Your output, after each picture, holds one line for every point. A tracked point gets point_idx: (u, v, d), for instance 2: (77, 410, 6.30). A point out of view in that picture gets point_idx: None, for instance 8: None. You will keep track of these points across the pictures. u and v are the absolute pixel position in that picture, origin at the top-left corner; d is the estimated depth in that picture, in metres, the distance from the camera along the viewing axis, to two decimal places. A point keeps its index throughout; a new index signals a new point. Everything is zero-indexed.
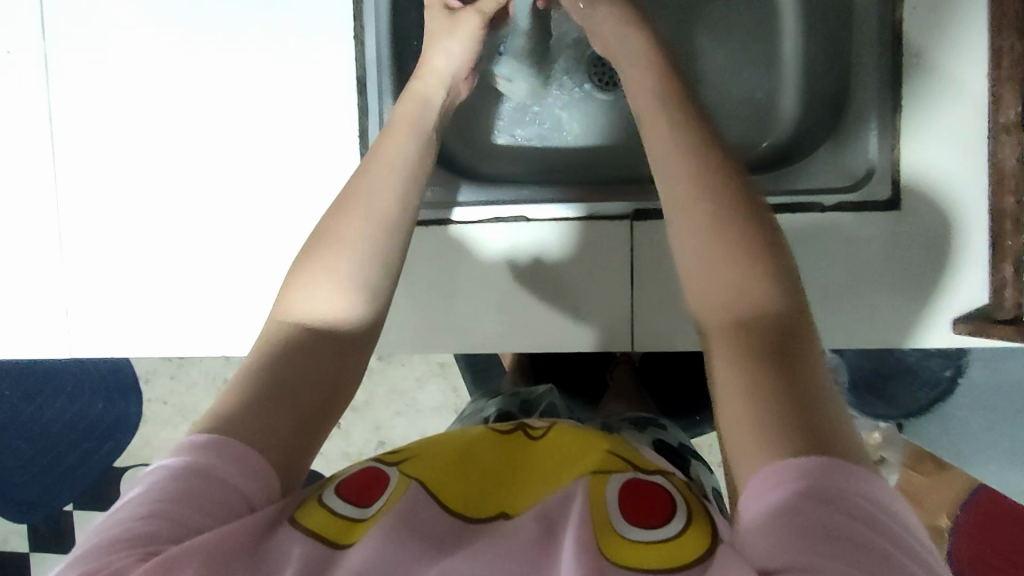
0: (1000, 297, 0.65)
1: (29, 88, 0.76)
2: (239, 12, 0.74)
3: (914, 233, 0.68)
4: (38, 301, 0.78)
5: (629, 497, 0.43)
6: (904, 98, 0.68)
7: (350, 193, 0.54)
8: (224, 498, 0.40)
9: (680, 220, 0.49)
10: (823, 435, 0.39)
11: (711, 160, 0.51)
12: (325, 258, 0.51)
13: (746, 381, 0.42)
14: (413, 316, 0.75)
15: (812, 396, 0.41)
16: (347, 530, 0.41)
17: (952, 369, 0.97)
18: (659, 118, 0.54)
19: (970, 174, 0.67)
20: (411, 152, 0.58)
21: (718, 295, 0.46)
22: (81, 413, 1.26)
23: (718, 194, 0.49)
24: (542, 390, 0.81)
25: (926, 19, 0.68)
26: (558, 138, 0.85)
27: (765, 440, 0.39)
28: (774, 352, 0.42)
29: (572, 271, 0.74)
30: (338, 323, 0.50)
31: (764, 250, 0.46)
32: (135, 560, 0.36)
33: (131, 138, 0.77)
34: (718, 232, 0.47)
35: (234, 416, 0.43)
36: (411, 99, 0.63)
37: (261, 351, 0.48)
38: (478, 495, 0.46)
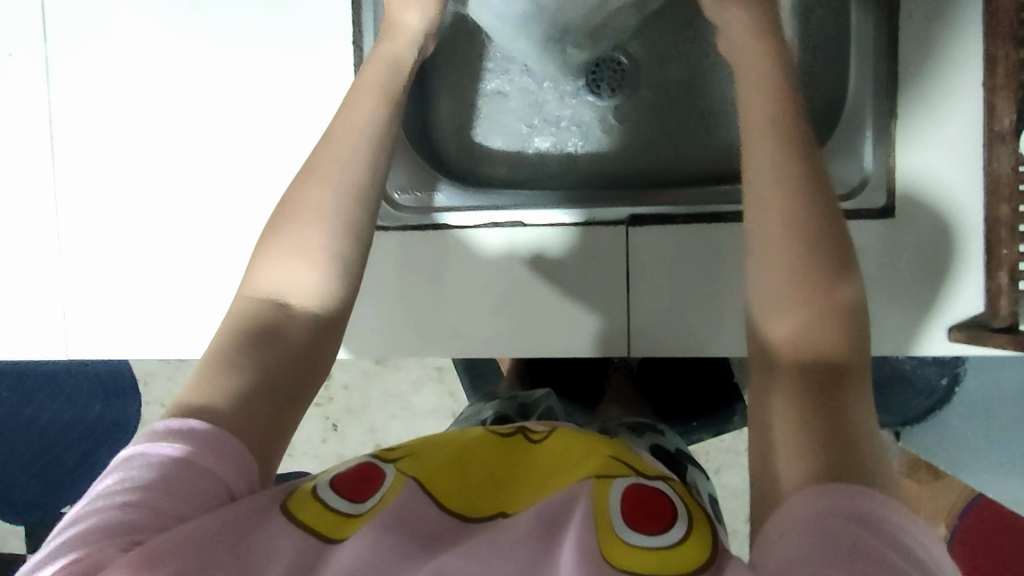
0: (994, 305, 0.65)
1: (27, 86, 0.77)
2: (236, 14, 0.75)
3: (913, 242, 0.68)
4: (37, 300, 0.78)
5: (630, 500, 0.42)
6: (900, 108, 0.69)
7: (315, 167, 0.54)
8: (207, 486, 0.40)
9: (758, 231, 0.50)
10: (860, 465, 0.40)
11: (808, 180, 0.50)
12: (291, 232, 0.51)
13: (795, 403, 0.44)
14: (409, 318, 0.76)
15: (855, 431, 0.42)
16: (340, 524, 0.41)
17: (948, 378, 0.96)
18: (763, 113, 0.54)
19: (966, 181, 0.68)
20: (377, 116, 0.57)
21: (777, 314, 0.48)
22: (79, 414, 1.26)
23: (800, 211, 0.49)
24: (539, 395, 0.82)
25: (921, 28, 0.68)
26: (551, 144, 0.85)
27: (804, 463, 0.41)
28: (824, 379, 0.44)
29: (570, 274, 0.73)
30: (308, 299, 0.50)
31: (834, 278, 0.47)
32: (116, 548, 0.36)
33: (155, 129, 0.77)
34: (789, 250, 0.48)
35: (211, 399, 0.43)
36: (380, 58, 0.63)
37: (230, 328, 0.48)
38: (477, 495, 0.46)
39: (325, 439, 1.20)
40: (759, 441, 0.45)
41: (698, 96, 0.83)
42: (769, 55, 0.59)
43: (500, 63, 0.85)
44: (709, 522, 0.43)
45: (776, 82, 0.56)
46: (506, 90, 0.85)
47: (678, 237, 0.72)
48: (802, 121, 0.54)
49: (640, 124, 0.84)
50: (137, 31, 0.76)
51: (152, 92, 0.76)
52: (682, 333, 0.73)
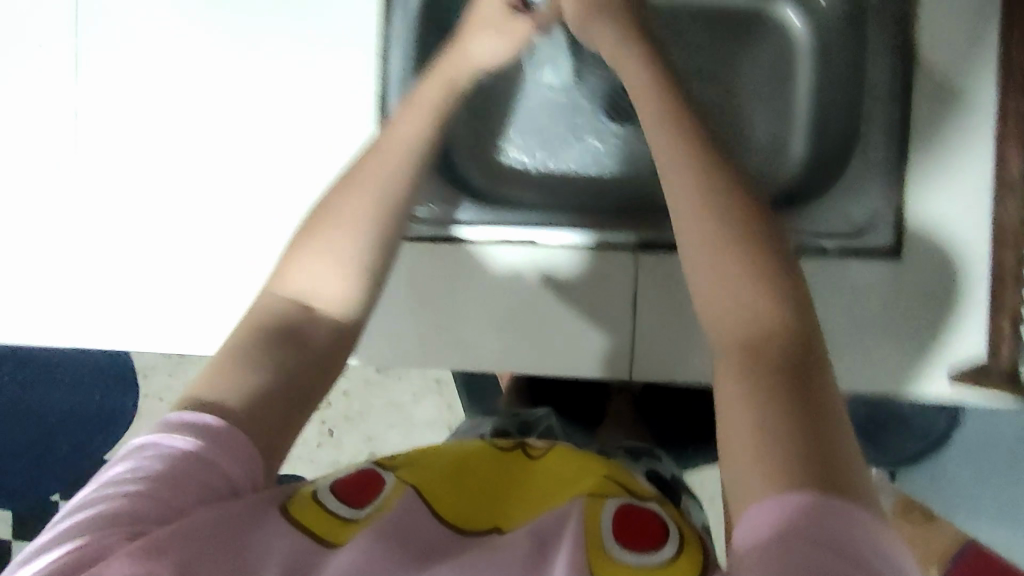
0: (995, 352, 0.66)
1: (51, 77, 0.78)
2: (267, 22, 0.77)
3: (918, 285, 0.69)
4: (40, 289, 0.78)
5: (623, 521, 0.42)
6: (913, 150, 0.70)
7: (359, 176, 0.53)
8: (213, 482, 0.41)
9: (691, 238, 0.49)
10: (830, 465, 0.40)
11: (725, 185, 0.50)
12: (327, 236, 0.51)
13: (763, 412, 0.42)
14: (418, 332, 0.76)
15: (820, 424, 0.42)
16: (339, 528, 0.42)
17: (945, 422, 0.98)
18: (666, 124, 0.54)
19: (973, 227, 0.68)
20: (423, 134, 0.56)
21: (727, 319, 0.47)
22: (77, 405, 1.27)
23: (723, 212, 0.49)
24: (540, 414, 0.84)
25: (939, 74, 0.69)
26: (570, 165, 0.86)
27: (776, 472, 0.40)
28: (784, 374, 0.44)
29: (578, 294, 0.74)
30: (332, 308, 0.50)
31: (777, 271, 0.47)
32: (120, 538, 0.37)
33: (148, 123, 0.78)
34: (727, 253, 0.48)
35: (227, 395, 0.44)
36: (437, 80, 0.61)
37: (254, 326, 0.48)
38: (474, 507, 0.46)
39: (320, 445, 1.20)
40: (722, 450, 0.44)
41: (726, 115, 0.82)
42: (645, 58, 0.59)
43: (531, 82, 0.87)
44: (704, 548, 0.43)
45: (662, 90, 0.56)
46: (533, 107, 0.87)
47: None
48: (706, 131, 0.54)
49: None
50: (150, 29, 0.77)
51: (130, 90, 0.78)
52: (683, 361, 0.73)
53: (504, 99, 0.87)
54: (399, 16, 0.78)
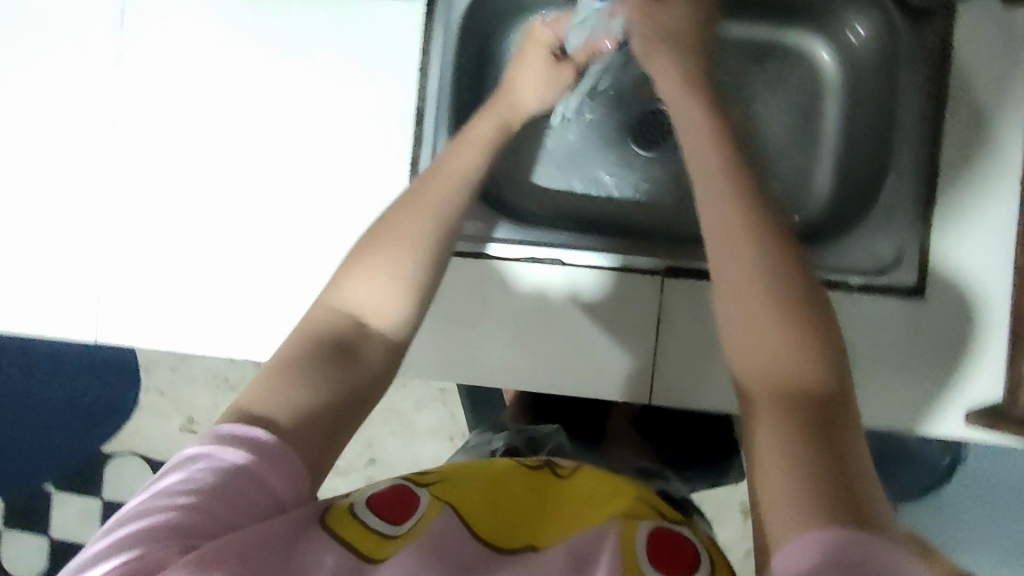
0: (1013, 396, 0.66)
1: (91, 74, 0.79)
2: (307, 29, 0.78)
3: (937, 323, 0.70)
4: (71, 283, 0.79)
5: (656, 543, 0.43)
6: (941, 190, 0.71)
7: (415, 198, 0.55)
8: (261, 500, 0.41)
9: (725, 265, 0.48)
10: (862, 510, 0.38)
11: (757, 206, 0.50)
12: (383, 253, 0.52)
13: (783, 440, 0.41)
14: (450, 349, 0.77)
15: (850, 467, 0.40)
16: (380, 544, 0.43)
17: (950, 458, 0.98)
18: (705, 150, 0.54)
19: (995, 273, 0.70)
20: (479, 167, 0.60)
21: (755, 351, 0.46)
22: (76, 396, 1.27)
23: (760, 240, 0.48)
24: (551, 431, 0.84)
25: (970, 116, 0.71)
26: (598, 189, 0.88)
27: (806, 512, 0.38)
28: (813, 413, 0.42)
29: (600, 316, 0.75)
30: (383, 326, 0.51)
31: (809, 306, 0.46)
32: (173, 551, 0.37)
33: (183, 122, 0.79)
34: (762, 282, 0.46)
35: (280, 407, 0.45)
36: (493, 117, 0.66)
37: (308, 338, 0.49)
38: (507, 526, 0.47)
39: None
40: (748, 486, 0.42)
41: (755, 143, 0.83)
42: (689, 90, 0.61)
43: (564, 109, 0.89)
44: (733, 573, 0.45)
45: (706, 119, 0.57)
46: (564, 132, 0.89)
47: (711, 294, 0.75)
48: (739, 153, 0.54)
49: (679, 178, 0.87)
50: (193, 31, 0.79)
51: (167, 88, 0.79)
52: (701, 388, 0.74)
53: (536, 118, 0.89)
54: (439, 31, 0.78)
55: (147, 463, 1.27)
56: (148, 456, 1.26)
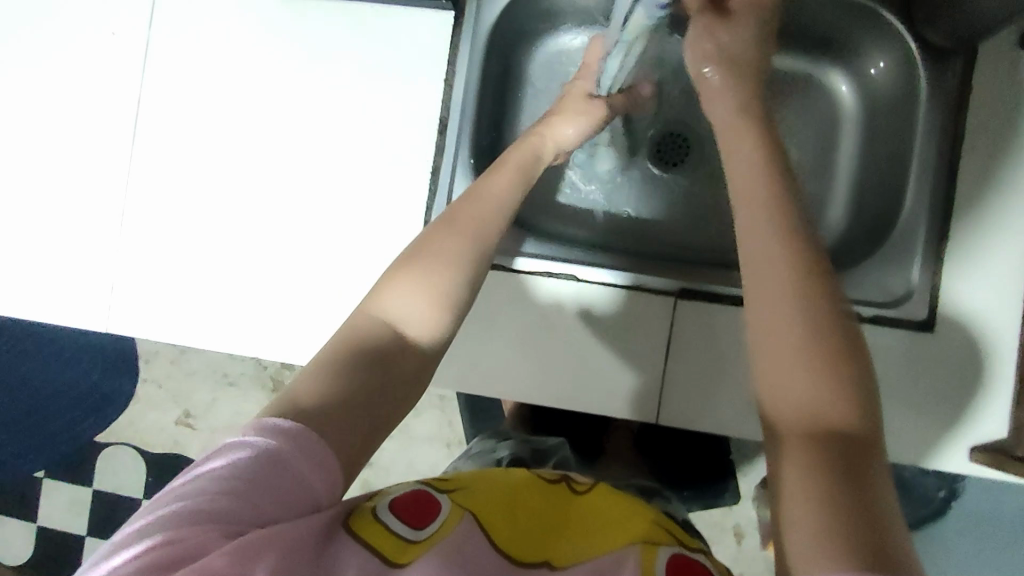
0: (1018, 435, 0.67)
1: (121, 65, 0.80)
2: (334, 34, 0.79)
3: (944, 357, 0.71)
4: (88, 270, 0.80)
5: (677, 568, 0.44)
6: (952, 227, 0.72)
7: (455, 219, 0.57)
8: (300, 495, 0.42)
9: (762, 297, 0.48)
10: (886, 547, 0.39)
11: (798, 241, 0.50)
12: (424, 270, 0.53)
13: (812, 479, 0.42)
14: (473, 361, 0.77)
15: (875, 505, 0.41)
16: (402, 550, 0.43)
17: (945, 491, 1.00)
18: (754, 184, 0.54)
19: (1003, 311, 0.70)
20: (514, 195, 0.62)
21: (786, 382, 0.46)
22: (73, 382, 1.28)
23: (798, 276, 0.48)
24: (553, 443, 0.85)
25: (983, 156, 0.72)
26: (615, 208, 0.89)
27: (831, 545, 0.39)
28: (841, 448, 0.43)
29: (614, 333, 0.76)
30: (421, 339, 0.52)
31: (843, 342, 0.47)
32: (218, 535, 0.38)
33: (214, 120, 0.79)
34: (796, 316, 0.47)
35: (322, 406, 0.45)
36: (525, 147, 0.69)
37: (353, 346, 0.49)
38: (524, 538, 0.47)
39: None
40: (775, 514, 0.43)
41: None
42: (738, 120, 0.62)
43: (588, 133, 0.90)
44: None
45: (754, 153, 0.57)
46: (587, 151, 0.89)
47: (722, 318, 0.75)
48: (786, 187, 0.54)
49: (692, 200, 0.88)
50: (227, 29, 0.80)
51: (200, 87, 0.79)
52: (707, 410, 0.75)
53: None
54: (465, 43, 0.79)
55: (140, 453, 1.26)
56: (141, 447, 1.26)
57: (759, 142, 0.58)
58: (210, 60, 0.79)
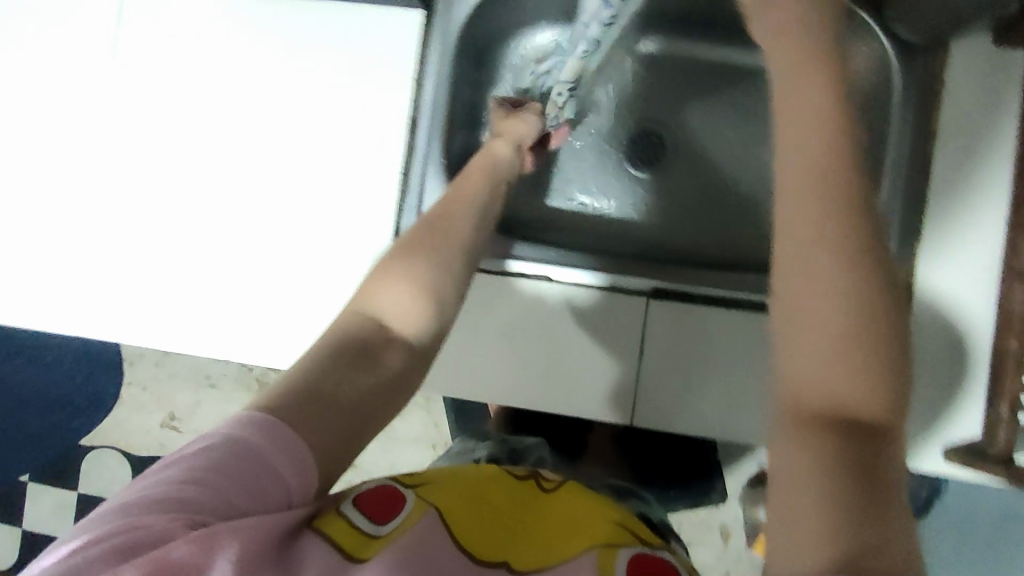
0: (992, 435, 0.67)
1: (92, 66, 0.79)
2: (306, 31, 0.78)
3: (921, 355, 0.70)
4: (60, 270, 0.78)
5: (640, 568, 0.43)
6: (926, 226, 0.71)
7: (435, 221, 0.57)
8: (270, 488, 0.39)
9: (800, 251, 0.41)
10: (887, 547, 0.35)
11: (854, 183, 0.42)
12: (414, 264, 0.52)
13: (818, 472, 0.37)
14: (448, 362, 0.77)
15: (885, 501, 0.37)
16: (363, 544, 0.41)
17: (929, 490, 0.98)
18: (804, 98, 0.44)
19: (977, 312, 0.70)
20: (484, 202, 0.62)
21: (810, 350, 0.40)
22: (58, 383, 1.28)
23: (846, 229, 0.41)
24: (532, 443, 0.84)
25: (955, 155, 0.71)
26: (595, 206, 0.88)
27: (826, 538, 0.35)
28: (858, 435, 0.38)
29: (589, 332, 0.75)
30: (421, 327, 0.49)
31: (886, 313, 0.40)
32: (184, 523, 0.35)
33: (193, 116, 0.78)
34: (835, 279, 0.40)
35: (321, 393, 0.43)
36: (488, 155, 0.68)
37: (360, 337, 0.46)
38: (489, 536, 0.46)
39: None
40: (772, 496, 0.39)
41: (743, 173, 0.86)
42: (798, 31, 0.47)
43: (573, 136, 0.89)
44: None
45: (817, 53, 0.46)
46: (568, 150, 0.89)
47: (699, 317, 0.74)
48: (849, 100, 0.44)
49: (672, 198, 0.87)
50: (195, 26, 0.78)
51: (178, 84, 0.78)
52: (684, 410, 0.75)
53: None
54: (436, 42, 0.79)
55: (126, 458, 1.25)
56: (126, 452, 1.25)
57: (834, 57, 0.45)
58: (188, 58, 0.78)
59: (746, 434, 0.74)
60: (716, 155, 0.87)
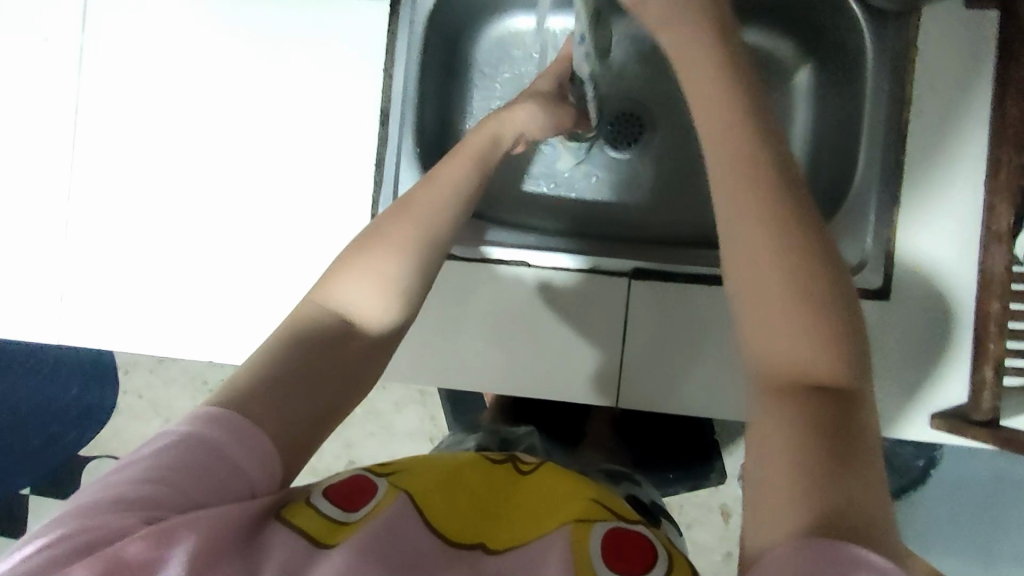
0: (976, 398, 0.67)
1: (57, 69, 0.78)
2: (276, 26, 0.77)
3: (905, 322, 0.70)
4: (37, 279, 0.78)
5: (614, 543, 0.43)
6: (904, 193, 0.71)
7: (404, 202, 0.54)
8: (229, 478, 0.40)
9: (742, 239, 0.42)
10: (863, 513, 0.35)
11: (778, 175, 0.43)
12: (372, 254, 0.51)
13: (793, 441, 0.37)
14: (429, 351, 0.77)
15: (860, 470, 0.36)
16: (330, 531, 0.42)
17: (925, 460, 0.99)
18: (717, 98, 0.46)
19: (958, 276, 0.70)
20: (474, 181, 0.58)
21: (767, 334, 0.41)
22: (54, 396, 1.26)
23: (779, 216, 0.42)
24: (522, 433, 0.83)
25: (931, 121, 0.71)
26: (573, 190, 0.88)
27: (803, 507, 0.35)
28: (826, 408, 0.38)
29: (569, 315, 0.75)
30: (374, 323, 0.50)
31: (830, 292, 0.41)
32: (140, 519, 0.37)
33: (157, 120, 0.78)
34: (777, 264, 0.41)
35: (266, 395, 0.44)
36: (488, 130, 0.65)
37: (306, 337, 0.48)
38: (466, 519, 0.46)
39: None
40: (748, 474, 0.38)
41: None
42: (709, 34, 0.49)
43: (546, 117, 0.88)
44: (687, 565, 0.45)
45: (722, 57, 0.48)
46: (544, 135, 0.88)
47: (680, 293, 0.74)
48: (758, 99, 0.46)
49: (652, 178, 0.87)
50: (159, 26, 0.78)
51: (138, 89, 0.78)
52: (672, 389, 0.75)
53: None
54: (405, 30, 0.78)
55: None
56: None
57: (726, 47, 0.48)
58: (148, 62, 0.78)
59: (732, 408, 0.74)
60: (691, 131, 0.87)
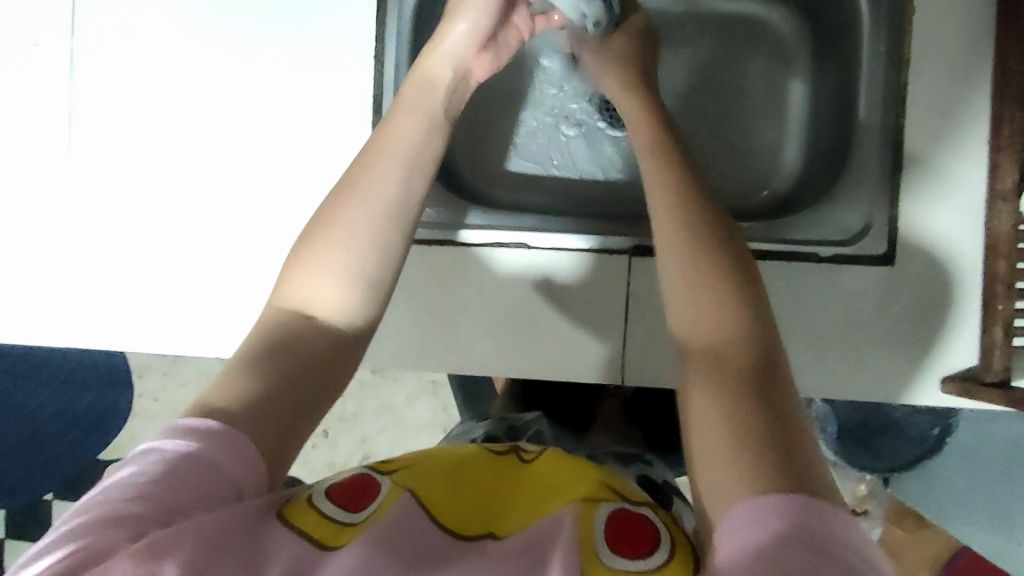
0: (987, 358, 0.66)
1: (48, 78, 0.78)
2: (264, 22, 0.77)
3: (912, 286, 0.69)
4: (40, 289, 0.78)
5: (616, 524, 0.43)
6: (906, 159, 0.70)
7: (345, 185, 0.53)
8: (214, 485, 0.40)
9: (671, 261, 0.51)
10: (801, 472, 0.41)
11: (698, 208, 0.53)
12: (322, 247, 0.51)
13: (734, 415, 0.43)
14: (433, 343, 0.77)
15: (794, 436, 0.43)
16: (336, 533, 0.42)
17: (940, 428, 0.98)
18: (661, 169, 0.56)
19: (965, 239, 0.69)
20: (423, 134, 0.57)
21: (699, 328, 0.48)
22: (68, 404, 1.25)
23: (704, 237, 0.51)
24: (531, 418, 0.83)
25: (929, 81, 0.70)
26: (574, 169, 0.87)
27: (751, 470, 0.41)
28: (760, 383, 0.45)
29: (572, 298, 0.75)
30: (329, 315, 0.50)
31: (747, 289, 0.49)
32: (123, 539, 0.37)
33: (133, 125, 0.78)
34: (703, 269, 0.49)
35: (224, 402, 0.44)
36: (419, 79, 0.62)
37: (262, 337, 0.48)
38: (472, 512, 0.46)
39: (315, 446, 1.20)
40: (693, 453, 0.45)
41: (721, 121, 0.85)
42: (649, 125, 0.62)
43: (539, 97, 0.88)
44: (692, 549, 0.45)
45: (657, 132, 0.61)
46: (540, 122, 0.88)
47: None
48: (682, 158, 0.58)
49: None
50: (149, 31, 0.77)
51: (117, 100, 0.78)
52: None
53: (507, 110, 0.88)
54: (393, 16, 0.77)
55: None
56: None
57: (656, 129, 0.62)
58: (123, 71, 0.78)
59: None
60: (715, 104, 0.85)
